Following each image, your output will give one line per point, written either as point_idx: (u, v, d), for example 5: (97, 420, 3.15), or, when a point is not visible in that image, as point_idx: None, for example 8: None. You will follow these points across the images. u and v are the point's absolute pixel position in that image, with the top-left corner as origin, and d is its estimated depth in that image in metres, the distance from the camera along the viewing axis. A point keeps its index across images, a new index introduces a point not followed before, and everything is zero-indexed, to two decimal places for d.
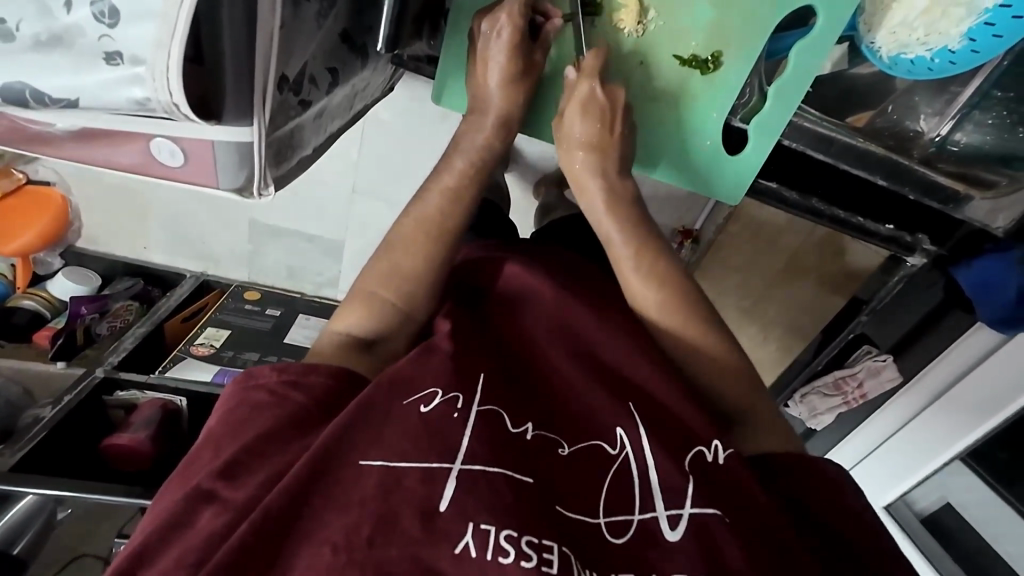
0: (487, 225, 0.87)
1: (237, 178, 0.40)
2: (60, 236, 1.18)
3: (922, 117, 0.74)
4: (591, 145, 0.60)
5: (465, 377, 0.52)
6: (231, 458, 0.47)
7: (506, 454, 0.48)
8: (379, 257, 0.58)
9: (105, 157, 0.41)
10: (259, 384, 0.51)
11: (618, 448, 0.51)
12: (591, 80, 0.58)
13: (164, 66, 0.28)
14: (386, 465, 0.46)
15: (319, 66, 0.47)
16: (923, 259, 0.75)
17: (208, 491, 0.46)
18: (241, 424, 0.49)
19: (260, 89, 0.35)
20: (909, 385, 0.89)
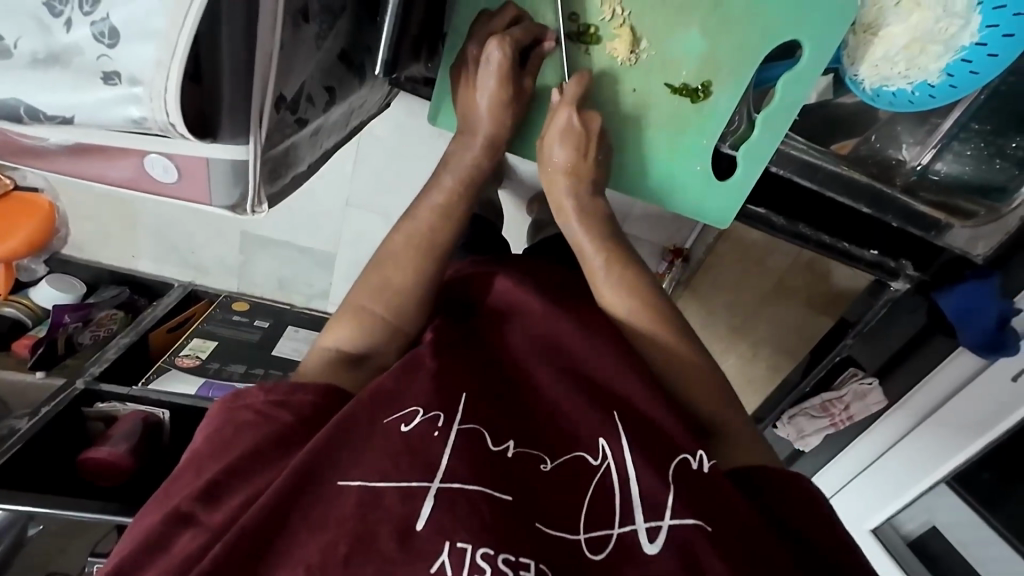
0: (479, 242, 0.88)
1: (231, 195, 0.40)
2: (46, 244, 1.17)
3: (904, 146, 0.77)
4: (571, 170, 0.60)
5: (449, 394, 0.51)
6: (212, 479, 0.46)
7: (486, 473, 0.47)
8: (368, 273, 0.58)
9: (95, 171, 0.40)
10: (247, 404, 0.50)
11: (601, 459, 0.50)
12: (570, 108, 0.58)
13: (162, 87, 0.28)
14: (364, 486, 0.45)
15: (317, 85, 0.48)
16: (906, 284, 0.75)
17: (189, 512, 0.45)
18: (225, 442, 0.49)
19: (257, 108, 0.36)
20: (898, 404, 0.89)
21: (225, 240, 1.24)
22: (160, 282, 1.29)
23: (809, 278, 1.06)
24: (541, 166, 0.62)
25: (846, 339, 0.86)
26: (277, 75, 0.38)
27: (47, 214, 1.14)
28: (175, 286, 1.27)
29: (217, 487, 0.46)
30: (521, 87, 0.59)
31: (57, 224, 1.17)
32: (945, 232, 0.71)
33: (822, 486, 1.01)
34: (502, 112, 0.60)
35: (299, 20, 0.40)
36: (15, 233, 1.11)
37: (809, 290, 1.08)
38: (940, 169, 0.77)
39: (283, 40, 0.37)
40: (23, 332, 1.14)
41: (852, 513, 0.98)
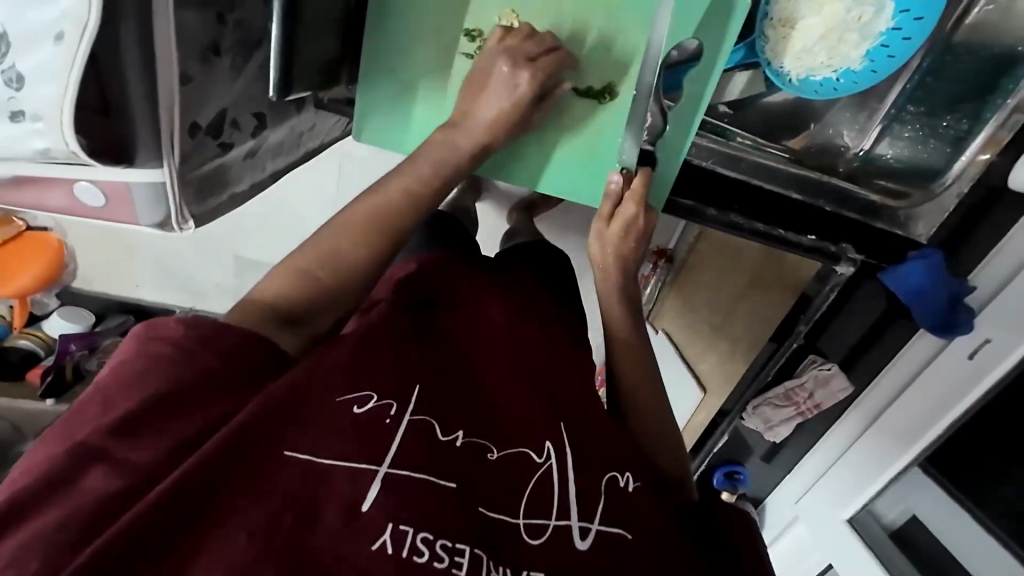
0: (440, 230, 0.82)
1: (156, 215, 0.45)
2: (56, 279, 1.24)
3: (846, 133, 0.76)
4: (622, 258, 0.68)
5: (404, 385, 0.53)
6: (128, 416, 0.43)
7: (430, 461, 0.49)
8: (320, 235, 0.57)
9: (36, 199, 0.45)
10: (161, 337, 0.47)
11: (544, 457, 0.54)
12: (637, 206, 0.65)
13: (59, 122, 0.33)
14: (311, 461, 0.45)
15: (243, 111, 0.52)
16: (852, 266, 0.75)
17: (102, 449, 0.42)
18: (138, 377, 0.45)
19: (168, 135, 0.41)
20: (856, 404, 0.89)
21: (220, 265, 1.28)
22: (162, 309, 1.35)
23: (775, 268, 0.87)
24: (597, 236, 0.67)
25: (798, 329, 0.84)
26: (186, 104, 0.42)
27: (55, 253, 1.21)
28: (177, 312, 1.34)
29: (136, 425, 0.43)
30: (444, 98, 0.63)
31: (66, 259, 1.24)
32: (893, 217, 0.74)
33: (801, 477, 1.00)
34: None
35: (209, 55, 0.44)
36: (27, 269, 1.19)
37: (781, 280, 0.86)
38: (886, 153, 0.76)
39: (189, 73, 0.41)
40: (37, 362, 1.25)
41: (827, 503, 0.96)
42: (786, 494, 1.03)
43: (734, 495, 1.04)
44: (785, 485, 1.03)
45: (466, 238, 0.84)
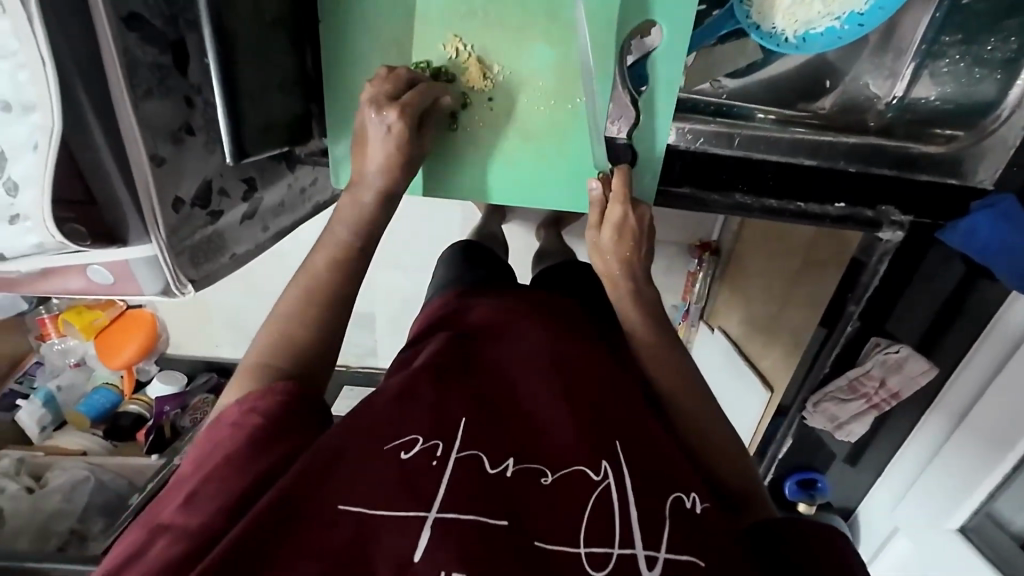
0: (479, 263, 0.84)
1: (157, 284, 0.50)
2: (153, 348, 1.40)
3: (871, 83, 0.68)
4: (627, 260, 0.64)
5: (447, 426, 0.51)
6: (194, 492, 0.46)
7: (480, 499, 0.46)
8: (296, 280, 0.58)
9: (53, 284, 0.50)
10: (222, 421, 0.50)
11: (601, 475, 0.49)
12: (623, 204, 0.60)
13: (41, 220, 0.39)
14: (364, 512, 0.44)
15: (229, 179, 0.57)
16: (899, 231, 0.65)
17: (168, 524, 0.44)
18: (205, 455, 0.48)
19: (151, 213, 0.45)
20: (946, 389, 0.77)
21: None
22: None
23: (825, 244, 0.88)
24: (592, 247, 0.64)
25: (851, 309, 0.73)
26: (162, 184, 0.47)
27: (149, 324, 1.37)
28: None
29: (200, 497, 0.46)
30: None
31: (159, 329, 1.41)
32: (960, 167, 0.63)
33: (895, 480, 0.87)
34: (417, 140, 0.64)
35: (180, 135, 0.49)
36: (129, 344, 1.36)
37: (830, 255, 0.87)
38: (927, 96, 0.66)
39: (160, 156, 0.46)
40: (144, 424, 1.40)
41: (926, 510, 0.81)
42: (882, 497, 0.89)
43: (811, 506, 0.91)
44: (877, 492, 0.90)
45: (498, 265, 0.86)
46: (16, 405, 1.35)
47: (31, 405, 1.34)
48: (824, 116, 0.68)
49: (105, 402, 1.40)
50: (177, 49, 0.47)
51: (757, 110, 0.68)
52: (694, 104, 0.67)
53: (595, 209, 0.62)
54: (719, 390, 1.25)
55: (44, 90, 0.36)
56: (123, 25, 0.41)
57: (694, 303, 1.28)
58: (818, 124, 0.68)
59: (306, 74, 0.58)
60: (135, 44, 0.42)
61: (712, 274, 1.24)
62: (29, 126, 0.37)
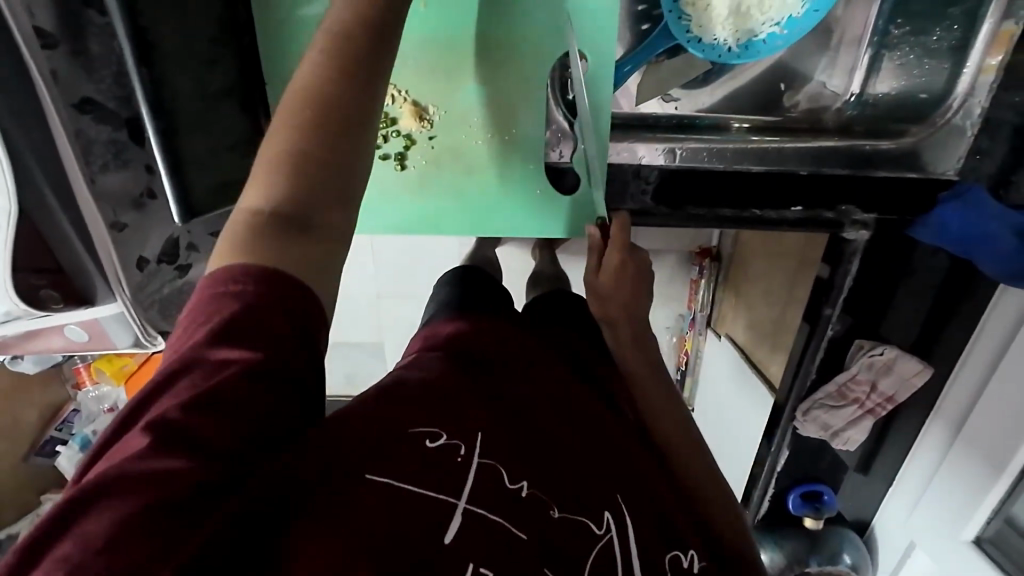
0: (474, 280, 0.77)
1: (129, 337, 0.54)
2: None
3: (825, 79, 0.66)
4: (626, 306, 0.62)
5: (465, 426, 0.46)
6: (201, 406, 0.35)
7: (502, 502, 0.42)
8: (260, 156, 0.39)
9: (41, 345, 0.54)
10: (229, 292, 0.37)
11: (605, 528, 0.46)
12: (622, 252, 0.59)
13: (9, 290, 0.45)
14: (396, 488, 0.39)
15: (203, 235, 0.61)
16: (863, 230, 0.63)
17: (168, 435, 0.34)
18: (206, 348, 0.36)
19: (114, 275, 0.50)
20: (946, 391, 0.73)
21: None
22: None
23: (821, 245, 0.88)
24: (591, 293, 0.62)
25: (827, 312, 0.71)
26: (124, 248, 0.51)
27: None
28: None
29: (213, 413, 0.35)
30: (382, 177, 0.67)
31: None
32: (926, 161, 0.61)
33: (906, 487, 0.81)
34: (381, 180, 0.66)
35: (142, 201, 0.53)
36: None
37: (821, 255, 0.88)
38: (885, 91, 0.64)
39: (121, 223, 0.51)
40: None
41: (939, 522, 0.75)
42: (895, 510, 0.84)
43: (818, 520, 0.85)
44: (892, 501, 0.84)
45: (496, 290, 0.78)
46: (57, 451, 1.42)
47: (70, 450, 1.41)
48: (788, 118, 0.67)
49: None
50: (133, 124, 0.50)
51: (731, 119, 0.67)
52: (656, 121, 0.68)
53: (594, 256, 0.61)
54: (734, 403, 1.19)
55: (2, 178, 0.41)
56: (75, 111, 0.46)
57: (699, 311, 1.24)
58: (783, 128, 0.67)
59: None
60: (89, 125, 0.47)
61: (716, 280, 1.21)
62: None
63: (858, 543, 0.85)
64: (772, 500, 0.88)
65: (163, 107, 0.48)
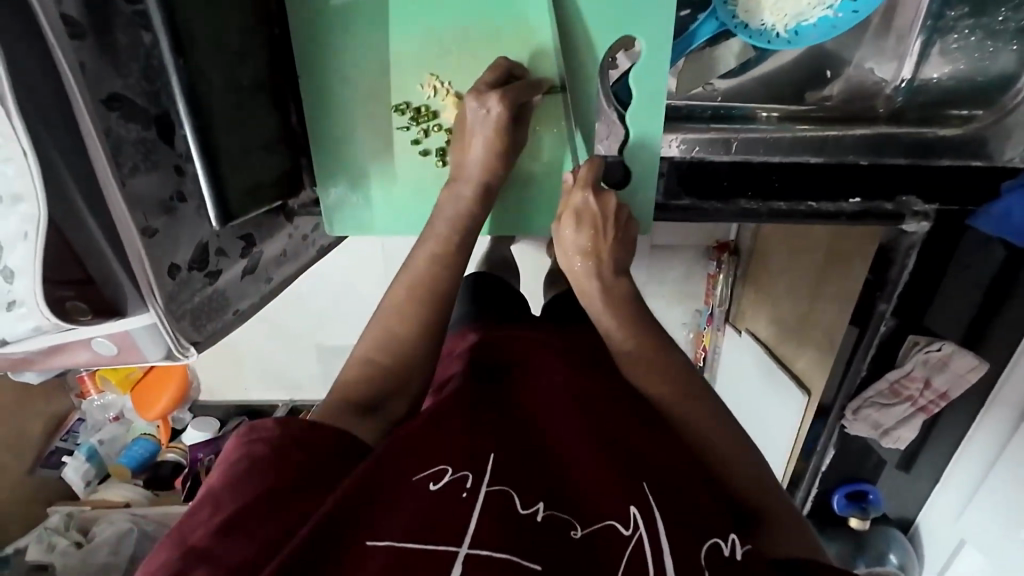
0: (496, 301, 0.80)
1: (160, 349, 0.50)
2: (185, 398, 1.42)
3: (874, 66, 0.63)
4: (589, 251, 0.64)
5: (475, 455, 0.45)
6: (236, 515, 0.41)
7: (513, 534, 0.39)
8: (371, 325, 0.58)
9: (64, 360, 0.50)
10: (258, 437, 0.46)
11: (632, 528, 0.41)
12: (585, 190, 0.61)
13: (38, 302, 0.40)
14: (395, 545, 0.38)
15: (227, 239, 0.58)
16: (923, 221, 0.60)
17: (206, 547, 0.39)
18: (239, 472, 0.44)
19: (146, 282, 0.46)
20: (1003, 382, 0.72)
21: (307, 358, 1.40)
22: (268, 405, 1.48)
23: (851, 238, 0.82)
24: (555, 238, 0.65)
25: (881, 308, 0.68)
26: (156, 255, 0.47)
27: (181, 375, 1.39)
28: (281, 407, 1.46)
29: (238, 529, 0.40)
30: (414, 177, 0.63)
31: (190, 379, 1.42)
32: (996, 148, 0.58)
33: (957, 483, 0.80)
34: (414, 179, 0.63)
35: (172, 205, 0.50)
36: (159, 399, 1.38)
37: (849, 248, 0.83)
38: (935, 77, 0.61)
39: (152, 228, 0.47)
40: (181, 472, 1.42)
41: (995, 521, 0.73)
42: (943, 508, 0.82)
43: (864, 520, 0.85)
44: (939, 500, 0.83)
45: (511, 294, 0.84)
46: (62, 462, 1.37)
47: (76, 461, 1.37)
48: (830, 105, 0.64)
49: (144, 451, 1.43)
50: (161, 121, 0.48)
51: (759, 109, 0.64)
52: (692, 112, 0.65)
53: (562, 202, 0.64)
54: (749, 403, 1.16)
55: (30, 182, 0.37)
56: (103, 107, 0.42)
57: (717, 306, 1.21)
58: (824, 116, 0.64)
59: (292, 129, 0.59)
60: (118, 123, 0.43)
61: (734, 275, 1.18)
62: (19, 217, 0.38)
63: (903, 543, 0.86)
64: (816, 499, 0.88)
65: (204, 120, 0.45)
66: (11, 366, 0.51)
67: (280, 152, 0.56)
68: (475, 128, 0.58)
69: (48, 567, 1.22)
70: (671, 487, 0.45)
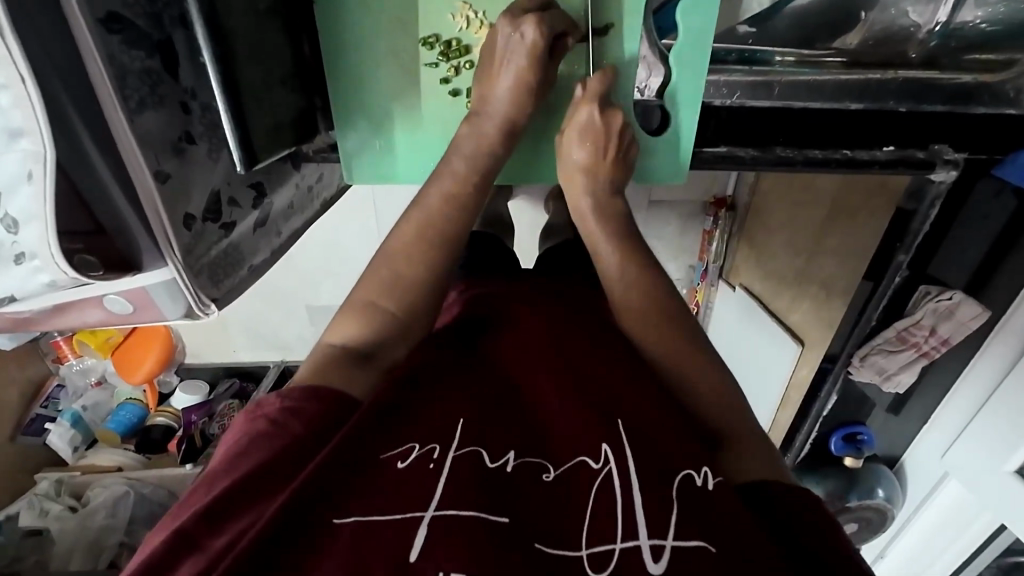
0: (496, 257, 0.78)
1: (180, 307, 0.46)
2: (170, 360, 1.38)
3: (910, 8, 0.57)
4: (590, 166, 0.63)
5: (449, 423, 0.45)
6: (219, 495, 0.40)
7: (476, 486, 0.40)
8: (377, 265, 0.55)
9: (77, 319, 0.47)
10: (260, 414, 0.45)
11: (602, 462, 0.43)
12: (592, 104, 0.59)
13: (50, 255, 0.36)
14: (361, 521, 0.38)
15: (238, 187, 0.53)
16: (953, 170, 0.59)
17: (192, 531, 0.39)
18: (234, 451, 0.44)
19: (163, 236, 0.42)
20: (998, 329, 0.74)
21: (296, 319, 1.36)
22: (259, 367, 1.44)
23: (865, 193, 0.79)
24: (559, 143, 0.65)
25: (900, 259, 0.70)
26: (171, 203, 0.43)
27: (164, 337, 1.34)
28: (271, 368, 1.43)
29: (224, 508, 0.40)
30: (438, 122, 0.59)
31: (175, 341, 1.38)
32: None
33: (944, 422, 0.85)
34: (438, 123, 0.59)
35: (182, 146, 0.45)
36: (145, 360, 1.33)
37: (865, 203, 0.79)
38: (972, 19, 0.57)
39: (164, 172, 0.42)
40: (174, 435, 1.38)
41: (982, 455, 0.79)
42: (930, 447, 0.89)
43: (858, 459, 0.92)
44: (924, 439, 0.90)
45: (504, 252, 0.81)
46: (46, 428, 1.32)
47: (60, 428, 1.31)
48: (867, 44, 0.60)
49: (132, 416, 1.38)
50: (165, 49, 0.42)
51: (776, 53, 0.59)
52: (717, 54, 0.59)
53: (570, 116, 0.63)
54: (738, 359, 1.15)
55: (31, 113, 0.32)
56: (103, 29, 0.36)
57: (712, 262, 1.15)
58: (844, 62, 0.59)
59: (304, 63, 0.54)
60: (120, 49, 0.38)
61: (728, 233, 1.11)
62: (20, 154, 0.33)
63: (891, 478, 0.93)
64: (814, 442, 0.95)
65: (227, 48, 0.40)
66: (10, 327, 0.47)
67: (296, 90, 0.52)
68: (504, 59, 0.55)
69: (44, 532, 1.18)
70: (648, 425, 0.45)
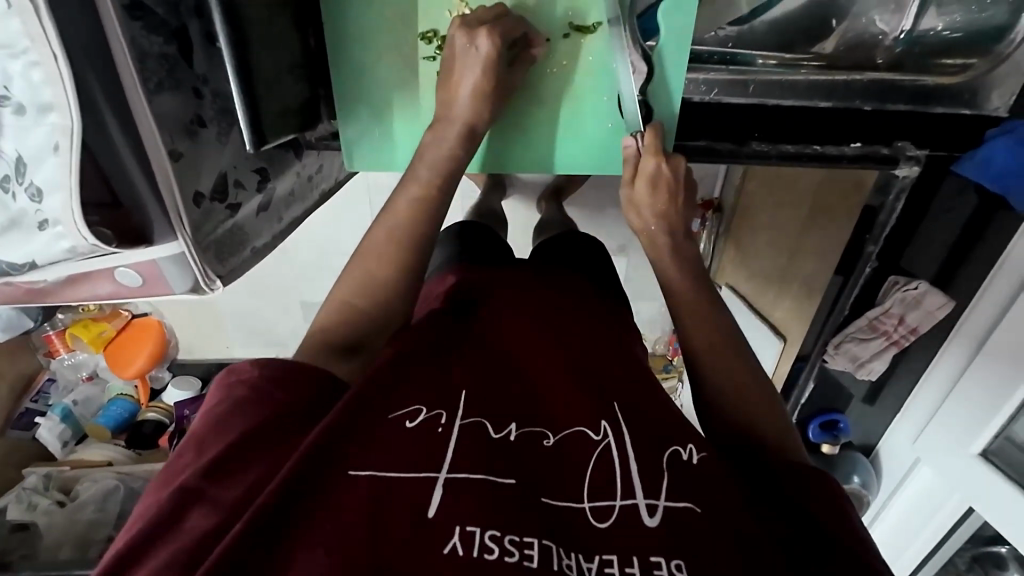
0: (485, 244, 0.80)
1: (187, 281, 0.48)
2: (163, 356, 1.38)
3: (876, 19, 0.60)
4: (662, 212, 0.63)
5: (450, 393, 0.48)
6: (218, 458, 0.42)
7: (489, 458, 0.43)
8: (352, 266, 0.57)
9: (89, 292, 0.49)
10: (239, 380, 0.48)
11: (601, 435, 0.46)
12: (657, 158, 0.60)
13: (73, 222, 0.39)
14: (375, 475, 0.41)
15: (244, 170, 0.56)
16: (915, 167, 0.63)
17: (198, 488, 0.41)
18: (223, 416, 0.46)
19: (175, 215, 0.44)
20: (954, 334, 0.80)
21: (290, 316, 1.38)
22: None
23: (839, 190, 0.84)
24: (627, 203, 0.64)
25: (869, 250, 0.74)
26: (183, 179, 0.46)
27: (158, 333, 1.35)
28: None
29: (223, 467, 0.42)
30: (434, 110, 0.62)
31: (167, 336, 1.39)
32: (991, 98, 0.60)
33: (912, 413, 0.90)
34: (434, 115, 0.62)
35: (194, 129, 0.48)
36: (137, 358, 1.34)
37: (837, 203, 0.84)
38: (934, 27, 0.60)
39: (178, 151, 0.45)
40: (165, 430, 1.38)
41: (947, 440, 0.83)
42: (901, 434, 0.93)
43: (834, 446, 0.96)
44: (896, 429, 0.94)
45: (495, 243, 0.81)
46: (37, 422, 1.32)
47: (50, 422, 1.31)
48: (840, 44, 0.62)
49: (123, 411, 1.38)
50: (181, 36, 0.45)
51: (759, 56, 0.61)
52: (699, 56, 0.61)
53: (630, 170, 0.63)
54: None
55: (61, 90, 0.35)
56: (127, 15, 0.39)
57: (700, 263, 1.19)
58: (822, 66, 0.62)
59: (310, 54, 0.57)
60: (141, 34, 0.41)
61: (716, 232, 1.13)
62: (48, 128, 0.36)
63: (866, 466, 0.97)
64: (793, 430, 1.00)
65: (240, 36, 0.43)
66: (23, 298, 0.50)
67: (302, 79, 0.55)
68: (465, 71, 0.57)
69: (30, 527, 1.17)
70: (630, 407, 0.49)
